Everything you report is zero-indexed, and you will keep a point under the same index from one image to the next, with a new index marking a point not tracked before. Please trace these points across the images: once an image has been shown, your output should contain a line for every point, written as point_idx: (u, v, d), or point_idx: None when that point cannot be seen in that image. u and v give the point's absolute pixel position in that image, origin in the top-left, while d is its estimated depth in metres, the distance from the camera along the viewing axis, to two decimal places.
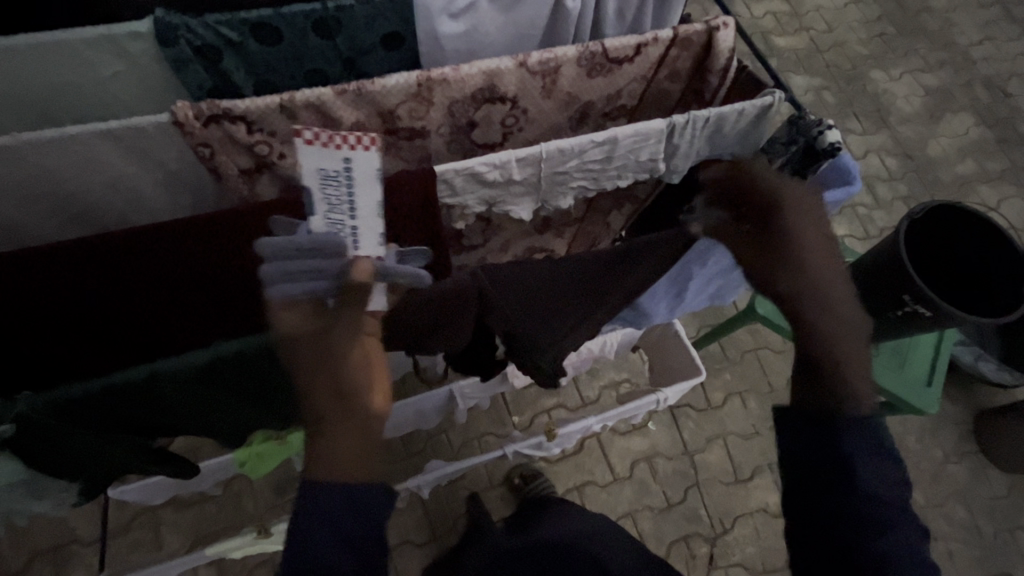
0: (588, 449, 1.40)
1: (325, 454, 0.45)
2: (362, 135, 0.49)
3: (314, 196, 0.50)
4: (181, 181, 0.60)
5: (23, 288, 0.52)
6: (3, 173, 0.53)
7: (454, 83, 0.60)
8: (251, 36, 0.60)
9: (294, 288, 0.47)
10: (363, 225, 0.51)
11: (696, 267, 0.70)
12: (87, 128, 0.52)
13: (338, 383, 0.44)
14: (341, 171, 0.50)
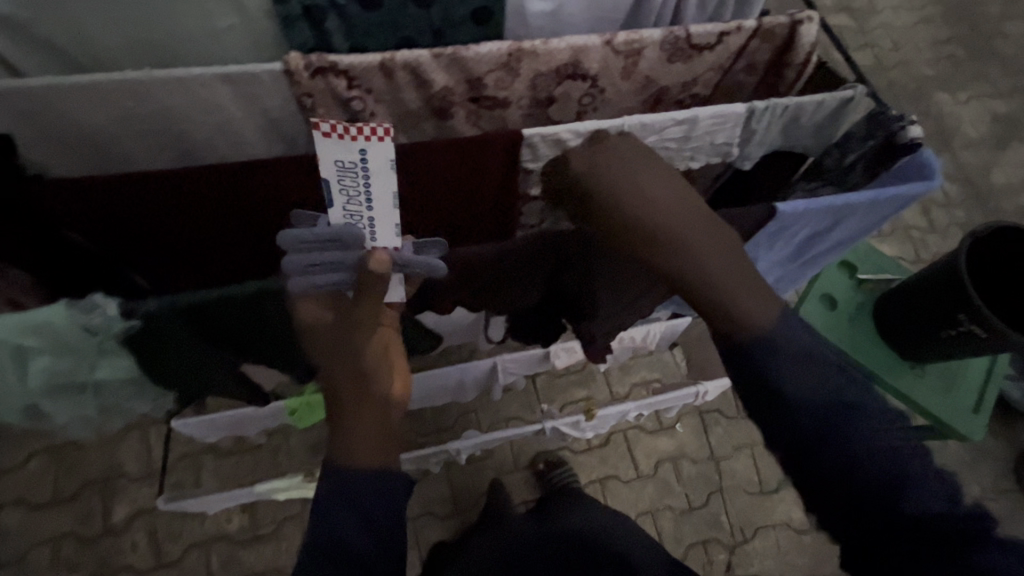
0: (614, 444, 1.41)
1: (347, 440, 0.53)
2: (378, 123, 0.41)
3: (331, 186, 0.45)
4: (279, 129, 0.64)
5: (137, 205, 0.57)
6: (131, 105, 0.58)
7: (542, 57, 0.63)
8: (356, 1, 0.64)
9: (316, 281, 0.50)
10: (381, 222, 0.47)
11: (764, 250, 0.67)
12: (210, 71, 0.56)
13: (358, 368, 0.53)
14: (356, 163, 0.43)
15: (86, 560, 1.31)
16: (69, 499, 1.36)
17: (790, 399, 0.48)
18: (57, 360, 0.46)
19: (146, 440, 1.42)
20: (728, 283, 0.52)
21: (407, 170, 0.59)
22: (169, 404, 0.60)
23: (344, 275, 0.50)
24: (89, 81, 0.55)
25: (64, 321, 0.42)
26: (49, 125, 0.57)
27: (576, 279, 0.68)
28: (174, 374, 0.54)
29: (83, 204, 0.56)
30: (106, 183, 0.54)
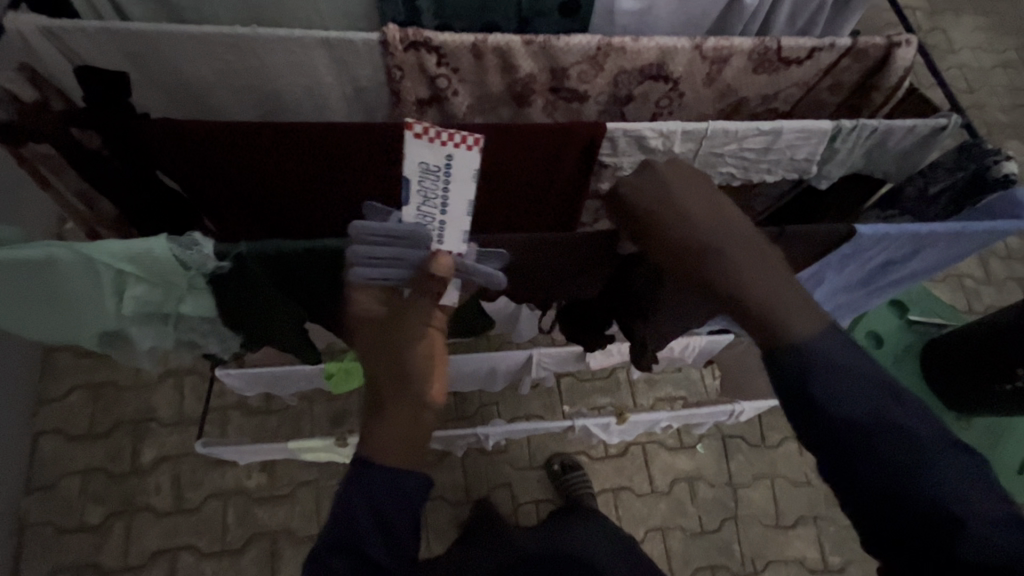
0: (631, 456, 1.39)
1: (379, 440, 0.49)
2: (469, 135, 0.47)
3: (410, 187, 0.49)
4: (364, 98, 0.66)
5: (227, 155, 0.59)
6: (234, 60, 0.60)
7: (630, 54, 0.63)
8: None
9: (377, 274, 0.50)
10: (450, 221, 0.51)
11: (832, 271, 0.66)
12: (311, 34, 0.58)
13: (402, 367, 0.49)
14: (441, 166, 0.48)
15: (111, 495, 1.37)
16: (103, 435, 1.42)
17: (834, 421, 0.43)
18: (148, 289, 0.49)
19: (178, 389, 1.47)
20: (772, 306, 0.47)
21: (488, 151, 0.61)
22: (231, 351, 0.62)
23: (404, 273, 0.51)
24: (199, 32, 0.57)
25: (164, 252, 0.45)
26: (159, 70, 0.60)
27: (639, 282, 0.68)
28: (248, 320, 0.56)
29: (176, 148, 0.58)
30: (199, 130, 0.57)
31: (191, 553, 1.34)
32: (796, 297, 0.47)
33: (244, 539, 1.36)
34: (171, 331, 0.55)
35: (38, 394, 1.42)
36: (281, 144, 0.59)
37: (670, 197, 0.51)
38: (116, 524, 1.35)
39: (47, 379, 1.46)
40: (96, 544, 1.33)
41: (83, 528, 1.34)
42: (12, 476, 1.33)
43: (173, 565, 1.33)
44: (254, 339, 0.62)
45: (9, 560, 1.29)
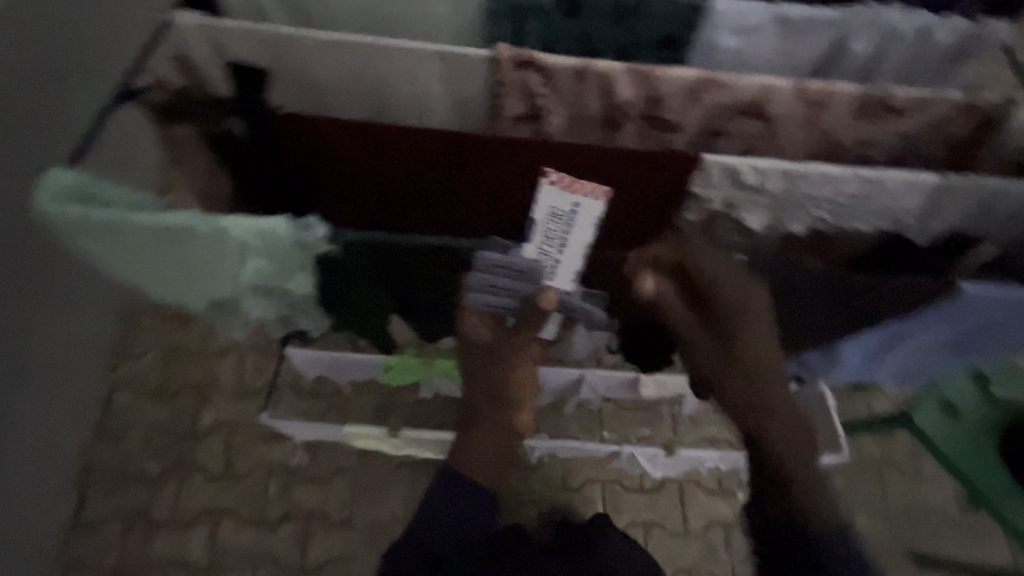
0: (668, 492, 1.34)
1: (473, 451, 0.78)
2: (595, 187, 0.59)
3: (538, 225, 0.61)
4: (463, 110, 0.69)
5: (342, 153, 0.64)
6: (356, 66, 0.65)
7: (728, 90, 0.65)
8: (559, 9, 0.70)
9: (489, 300, 0.62)
10: (565, 259, 0.62)
11: (921, 330, 0.70)
12: (430, 47, 0.64)
13: (500, 395, 0.79)
14: (568, 212, 0.60)
15: (169, 452, 1.47)
16: (169, 395, 1.52)
17: (798, 530, 0.73)
18: (264, 265, 0.55)
19: (240, 361, 1.56)
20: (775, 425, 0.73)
21: (582, 172, 0.63)
22: (319, 330, 0.68)
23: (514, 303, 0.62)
24: (335, 38, 0.63)
25: (284, 231, 0.52)
26: (290, 74, 0.65)
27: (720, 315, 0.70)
28: (345, 300, 0.63)
29: (300, 142, 0.63)
30: (325, 127, 0.62)
31: (232, 519, 1.41)
32: (789, 427, 0.74)
33: (281, 514, 1.42)
34: (269, 306, 0.61)
35: (120, 349, 1.55)
36: (389, 147, 0.63)
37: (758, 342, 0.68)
38: (169, 480, 1.44)
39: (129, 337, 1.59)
40: (150, 496, 1.42)
41: (142, 478, 1.44)
42: (88, 420, 1.45)
43: (215, 527, 1.40)
44: (342, 319, 0.68)
45: (75, 498, 1.40)
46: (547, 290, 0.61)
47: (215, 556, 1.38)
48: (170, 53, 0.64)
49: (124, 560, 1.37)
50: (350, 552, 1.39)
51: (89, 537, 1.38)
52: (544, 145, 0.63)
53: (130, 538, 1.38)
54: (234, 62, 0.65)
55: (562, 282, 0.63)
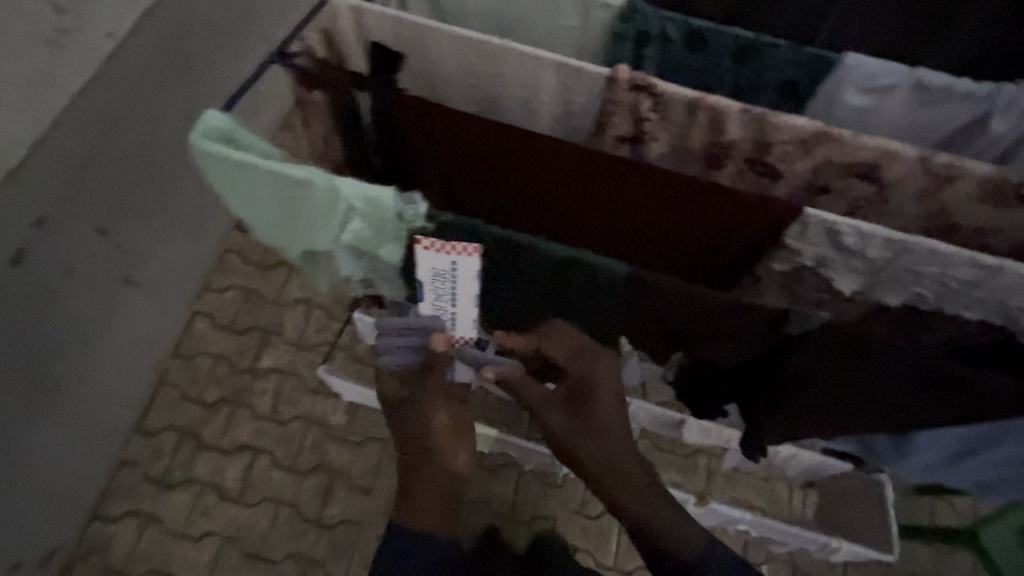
0: None
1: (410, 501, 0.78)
2: (468, 244, 0.60)
3: (426, 285, 0.65)
4: (569, 122, 0.72)
5: (451, 141, 0.68)
6: (480, 64, 0.69)
7: (846, 147, 0.62)
8: (683, 40, 0.71)
9: (394, 351, 0.76)
10: (460, 310, 0.70)
11: (1016, 437, 0.65)
12: (551, 57, 0.65)
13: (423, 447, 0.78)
14: (448, 270, 0.63)
15: (228, 383, 1.59)
16: (239, 332, 1.66)
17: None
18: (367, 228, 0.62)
19: (306, 315, 1.68)
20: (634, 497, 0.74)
21: (677, 200, 0.64)
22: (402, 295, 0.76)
23: (415, 358, 0.76)
24: (464, 35, 0.67)
25: (389, 201, 0.58)
26: (419, 60, 0.71)
27: (801, 366, 0.67)
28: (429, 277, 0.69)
29: (415, 122, 0.68)
30: (439, 113, 0.66)
31: (268, 459, 1.50)
32: (657, 494, 0.75)
33: (312, 465, 1.50)
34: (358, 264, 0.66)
35: (208, 280, 1.72)
36: (491, 141, 0.67)
37: (609, 418, 0.73)
38: (222, 409, 1.56)
39: (216, 272, 1.74)
40: (203, 419, 1.55)
41: (199, 401, 1.57)
42: (166, 337, 1.60)
43: (251, 462, 1.50)
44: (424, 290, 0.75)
45: (141, 404, 1.55)
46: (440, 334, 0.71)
47: (246, 488, 1.48)
48: (321, 25, 0.70)
49: (169, 470, 1.49)
50: (365, 517, 1.45)
51: (145, 441, 1.52)
52: (643, 165, 0.63)
53: (178, 452, 1.51)
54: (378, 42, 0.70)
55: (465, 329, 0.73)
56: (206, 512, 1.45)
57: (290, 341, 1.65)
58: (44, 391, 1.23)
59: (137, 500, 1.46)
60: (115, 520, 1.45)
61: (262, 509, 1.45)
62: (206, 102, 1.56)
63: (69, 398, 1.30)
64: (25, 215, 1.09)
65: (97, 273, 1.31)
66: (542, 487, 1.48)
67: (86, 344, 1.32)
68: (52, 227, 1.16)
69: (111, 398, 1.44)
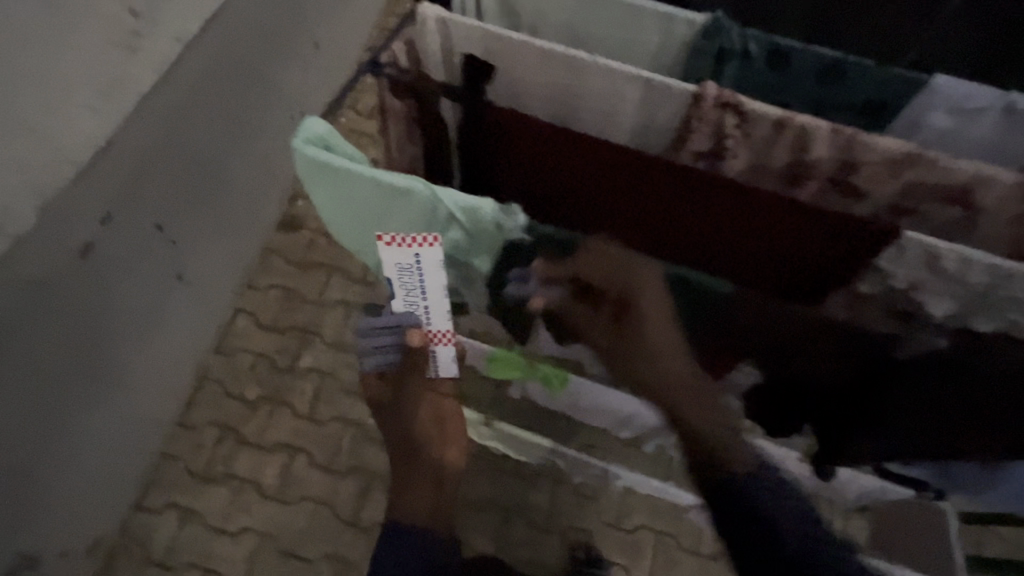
0: (720, 563, 1.41)
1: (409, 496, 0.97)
2: (426, 236, 0.63)
3: (396, 282, 0.69)
4: (648, 136, 0.72)
5: (547, 159, 0.69)
6: (563, 78, 0.70)
7: (939, 170, 0.62)
8: (764, 58, 0.71)
9: (375, 358, 0.80)
10: (430, 303, 0.70)
11: None
12: (639, 73, 0.66)
13: (416, 446, 0.97)
14: (411, 264, 0.66)
15: (268, 381, 1.61)
16: (280, 331, 1.68)
17: (787, 548, 0.71)
18: (462, 235, 0.67)
19: (346, 315, 1.71)
20: (693, 414, 0.73)
21: (776, 223, 0.65)
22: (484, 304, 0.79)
23: (397, 356, 0.79)
24: (551, 49, 0.68)
25: (490, 211, 0.64)
26: (502, 72, 0.72)
27: (900, 393, 0.68)
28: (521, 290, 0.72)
29: (507, 134, 0.69)
30: (538, 129, 0.68)
31: (306, 458, 1.52)
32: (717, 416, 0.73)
33: (349, 466, 1.52)
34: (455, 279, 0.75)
35: (250, 279, 1.75)
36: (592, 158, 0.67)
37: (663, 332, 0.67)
38: (262, 406, 1.58)
39: (258, 271, 1.77)
40: (244, 416, 1.57)
41: (240, 398, 1.59)
42: (211, 334, 1.63)
43: (290, 460, 1.52)
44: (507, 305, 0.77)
45: (184, 398, 1.57)
46: (414, 330, 0.74)
47: (285, 486, 1.49)
48: (407, 36, 0.71)
49: (211, 465, 1.52)
50: None
51: (188, 435, 1.55)
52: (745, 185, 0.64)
53: (219, 448, 1.53)
54: (468, 55, 0.72)
55: (439, 322, 0.74)
56: (246, 508, 1.47)
57: (329, 341, 1.67)
58: (101, 384, 1.25)
59: (179, 493, 1.49)
60: (158, 512, 1.47)
61: (300, 508, 1.47)
62: (260, 105, 1.59)
63: (123, 391, 1.33)
64: (93, 211, 1.12)
65: (153, 269, 1.34)
66: (577, 498, 1.47)
67: (140, 338, 1.35)
68: (116, 222, 1.19)
69: (158, 392, 1.46)
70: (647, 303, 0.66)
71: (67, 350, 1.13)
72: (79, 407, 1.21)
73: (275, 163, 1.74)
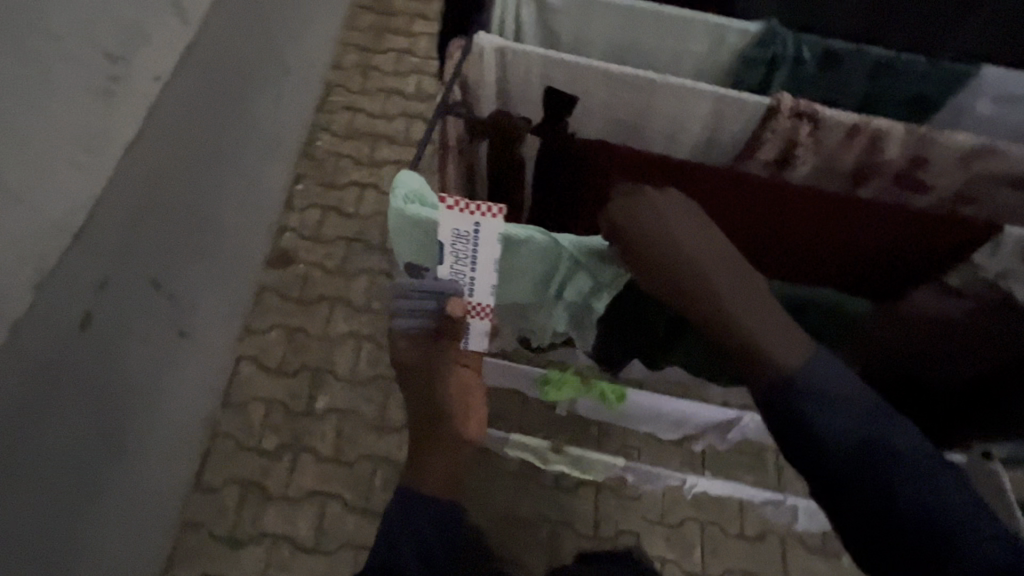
0: (769, 544, 1.43)
1: (422, 465, 0.89)
2: (490, 206, 0.65)
3: (446, 249, 0.70)
4: (712, 148, 0.74)
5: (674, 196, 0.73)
6: (625, 98, 0.72)
7: (1007, 160, 0.67)
8: (816, 61, 0.72)
9: (406, 321, 0.80)
10: (477, 275, 0.71)
11: None
12: (709, 89, 0.68)
13: (438, 410, 0.89)
14: (469, 231, 0.68)
15: (285, 428, 1.53)
16: (288, 373, 1.60)
17: (877, 461, 0.67)
18: (581, 276, 0.74)
19: (357, 346, 1.64)
20: (761, 332, 0.70)
21: (883, 228, 0.71)
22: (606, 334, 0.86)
23: (430, 322, 0.79)
24: (616, 71, 0.69)
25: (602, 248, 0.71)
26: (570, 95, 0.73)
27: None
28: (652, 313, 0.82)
29: (608, 167, 0.72)
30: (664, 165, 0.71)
31: (339, 502, 1.45)
32: (772, 323, 0.70)
33: (385, 504, 1.46)
34: (569, 319, 0.82)
35: (247, 322, 1.65)
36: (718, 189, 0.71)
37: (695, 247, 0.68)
38: (283, 455, 1.50)
39: (255, 313, 1.68)
40: (266, 469, 1.49)
41: (257, 450, 1.51)
42: (217, 388, 1.53)
43: (322, 508, 1.45)
44: (638, 327, 0.85)
45: (197, 460, 1.48)
46: (454, 299, 0.75)
47: (321, 536, 1.42)
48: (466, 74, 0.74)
49: (237, 527, 1.43)
50: None
51: (208, 498, 1.46)
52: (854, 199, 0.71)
53: (243, 506, 1.45)
54: (550, 88, 0.73)
55: (482, 295, 0.75)
56: (282, 566, 1.39)
57: (343, 375, 1.60)
58: (116, 464, 1.15)
59: (206, 561, 1.40)
60: None
61: (340, 556, 1.40)
62: (246, 142, 1.51)
63: (139, 465, 1.23)
64: (86, 279, 0.96)
65: (155, 330, 1.23)
66: (621, 501, 1.46)
67: (151, 406, 1.25)
68: (111, 288, 1.05)
69: (172, 459, 1.36)
70: (678, 226, 0.68)
71: (81, 436, 1.04)
72: (99, 490, 1.12)
73: (260, 198, 1.65)
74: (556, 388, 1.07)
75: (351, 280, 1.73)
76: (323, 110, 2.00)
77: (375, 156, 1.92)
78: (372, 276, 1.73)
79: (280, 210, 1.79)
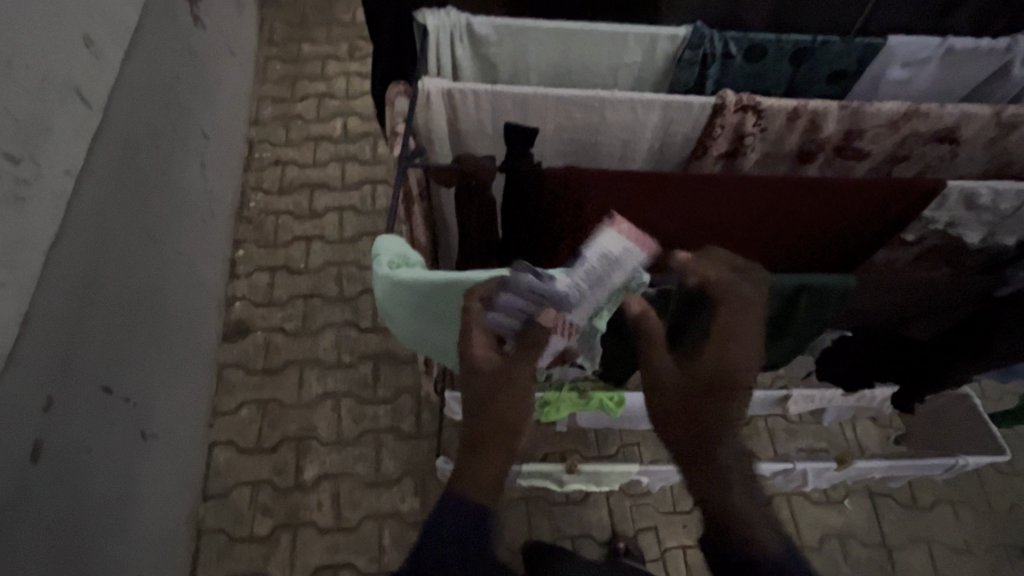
0: None
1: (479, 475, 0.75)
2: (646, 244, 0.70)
3: (582, 264, 0.69)
4: (666, 148, 0.81)
5: (655, 207, 0.78)
6: (579, 118, 0.77)
7: (931, 119, 0.77)
8: (743, 56, 0.81)
9: (498, 319, 0.70)
10: (590, 299, 0.71)
11: None
12: (659, 97, 0.74)
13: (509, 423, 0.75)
14: (616, 256, 0.69)
15: (277, 508, 1.44)
16: (269, 449, 1.51)
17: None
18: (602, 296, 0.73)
19: (337, 403, 1.57)
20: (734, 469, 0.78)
21: (842, 202, 0.78)
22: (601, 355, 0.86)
23: (516, 327, 0.71)
24: (570, 95, 0.74)
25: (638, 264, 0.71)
26: (530, 122, 0.78)
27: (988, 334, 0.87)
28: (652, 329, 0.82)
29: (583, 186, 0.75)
30: (640, 177, 0.75)
31: (352, 572, 1.38)
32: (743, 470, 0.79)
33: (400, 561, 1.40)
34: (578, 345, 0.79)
35: (213, 404, 1.55)
36: (692, 192, 0.76)
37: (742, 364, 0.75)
38: (281, 537, 1.41)
39: (220, 394, 1.58)
40: (265, 556, 1.39)
41: (251, 538, 1.41)
42: (193, 482, 1.42)
43: None
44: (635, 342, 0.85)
45: (187, 566, 1.36)
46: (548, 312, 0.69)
47: None
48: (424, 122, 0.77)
49: None
50: None
51: None
52: (813, 180, 0.77)
53: None
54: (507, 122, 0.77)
55: (576, 316, 0.73)
56: None
57: (329, 436, 1.53)
58: None
59: None
60: None
61: None
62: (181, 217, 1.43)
63: None
64: (34, 402, 0.87)
65: (121, 438, 1.13)
66: (631, 501, 1.47)
67: (131, 518, 1.15)
68: (60, 404, 0.94)
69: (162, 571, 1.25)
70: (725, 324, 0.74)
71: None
72: None
73: (204, 271, 1.56)
74: (554, 408, 1.06)
75: (316, 338, 1.66)
76: (251, 169, 1.92)
77: (314, 206, 1.86)
78: (338, 329, 1.67)
79: (225, 281, 1.70)
